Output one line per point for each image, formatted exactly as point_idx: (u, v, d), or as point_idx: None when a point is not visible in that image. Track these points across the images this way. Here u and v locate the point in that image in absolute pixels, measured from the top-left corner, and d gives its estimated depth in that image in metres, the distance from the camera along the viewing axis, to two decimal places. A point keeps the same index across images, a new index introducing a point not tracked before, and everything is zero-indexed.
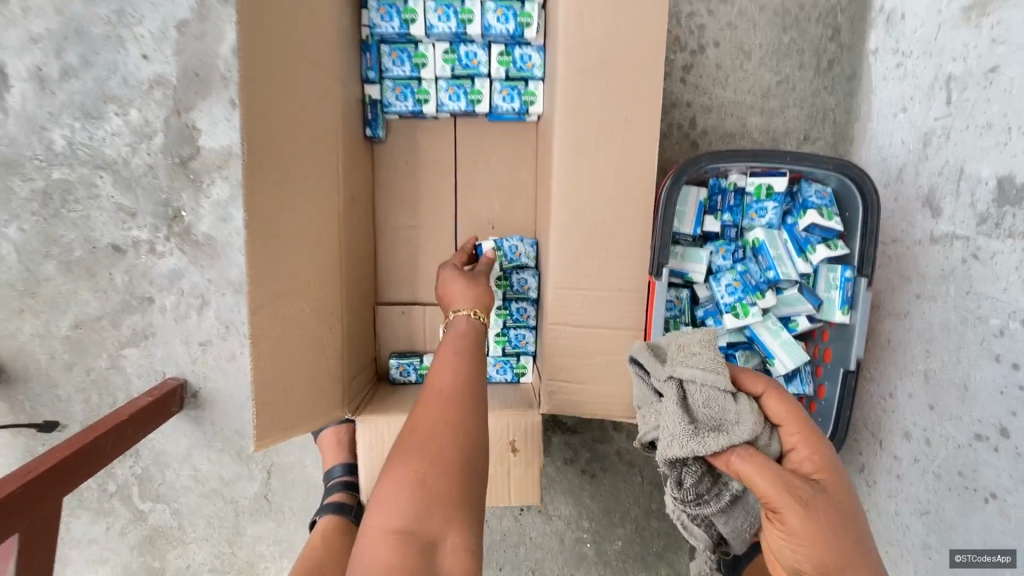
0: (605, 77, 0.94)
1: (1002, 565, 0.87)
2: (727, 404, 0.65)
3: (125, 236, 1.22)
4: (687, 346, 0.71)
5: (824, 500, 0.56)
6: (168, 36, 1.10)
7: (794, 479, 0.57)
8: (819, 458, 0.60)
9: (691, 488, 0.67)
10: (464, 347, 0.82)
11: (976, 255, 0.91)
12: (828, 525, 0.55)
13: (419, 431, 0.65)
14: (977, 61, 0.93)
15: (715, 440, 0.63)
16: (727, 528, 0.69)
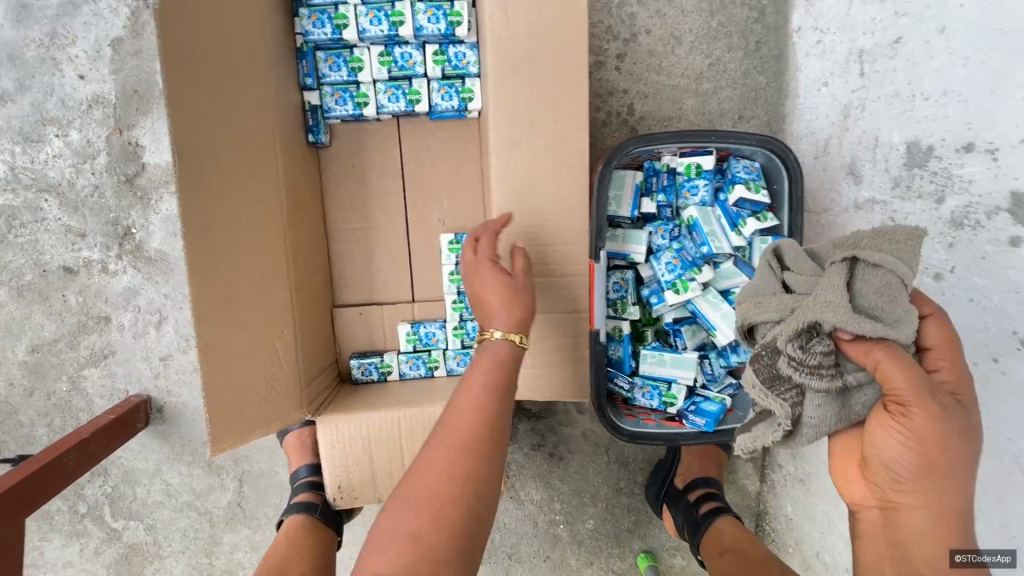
0: (532, 68, 0.97)
1: (1002, 566, 0.77)
2: (902, 299, 0.66)
3: (75, 257, 1.21)
4: (882, 238, 0.70)
5: (961, 416, 0.61)
6: (104, 55, 1.16)
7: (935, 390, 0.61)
8: (965, 382, 0.64)
9: (812, 356, 0.69)
10: (491, 377, 0.78)
11: (892, 218, 0.96)
12: (953, 437, 0.60)
13: (422, 473, 0.68)
14: (884, 33, 0.97)
15: (875, 327, 0.64)
16: (817, 408, 0.70)
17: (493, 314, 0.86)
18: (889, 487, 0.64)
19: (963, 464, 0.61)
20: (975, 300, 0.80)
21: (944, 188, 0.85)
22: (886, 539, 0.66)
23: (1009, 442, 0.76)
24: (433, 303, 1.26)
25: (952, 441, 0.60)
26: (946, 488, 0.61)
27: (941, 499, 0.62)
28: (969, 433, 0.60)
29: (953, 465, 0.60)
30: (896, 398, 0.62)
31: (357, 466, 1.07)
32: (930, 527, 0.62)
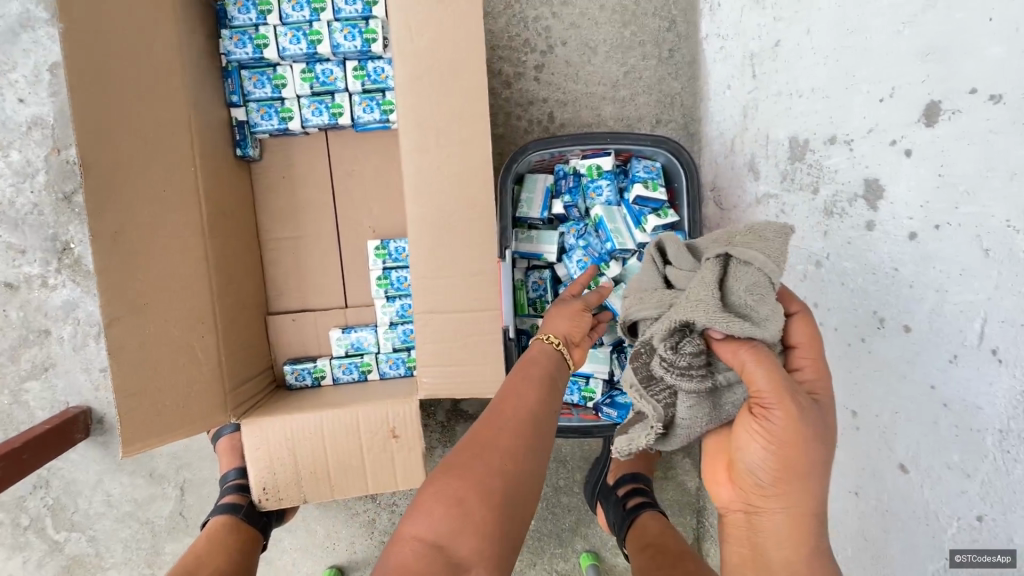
0: (435, 80, 1.02)
1: (1001, 568, 0.61)
2: (770, 298, 0.63)
3: (16, 273, 1.26)
4: (756, 232, 0.67)
5: (820, 417, 0.56)
6: (42, 80, 1.22)
7: (798, 389, 0.56)
8: (825, 380, 0.62)
9: (685, 356, 0.65)
10: (540, 374, 0.80)
11: (782, 210, 1.00)
12: (813, 439, 0.55)
13: (472, 445, 0.64)
14: (767, 37, 1.02)
15: (743, 325, 0.60)
16: (687, 408, 0.67)
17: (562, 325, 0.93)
18: (753, 493, 0.58)
19: (823, 466, 0.56)
20: (845, 283, 0.84)
21: (817, 179, 0.89)
22: (749, 544, 0.60)
23: (877, 418, 0.78)
24: (364, 309, 1.29)
25: (813, 442, 0.55)
26: (807, 493, 0.57)
27: (802, 504, 0.57)
28: (828, 434, 0.56)
29: (813, 467, 0.56)
30: (759, 398, 0.56)
31: (281, 467, 1.09)
32: (790, 534, 0.58)
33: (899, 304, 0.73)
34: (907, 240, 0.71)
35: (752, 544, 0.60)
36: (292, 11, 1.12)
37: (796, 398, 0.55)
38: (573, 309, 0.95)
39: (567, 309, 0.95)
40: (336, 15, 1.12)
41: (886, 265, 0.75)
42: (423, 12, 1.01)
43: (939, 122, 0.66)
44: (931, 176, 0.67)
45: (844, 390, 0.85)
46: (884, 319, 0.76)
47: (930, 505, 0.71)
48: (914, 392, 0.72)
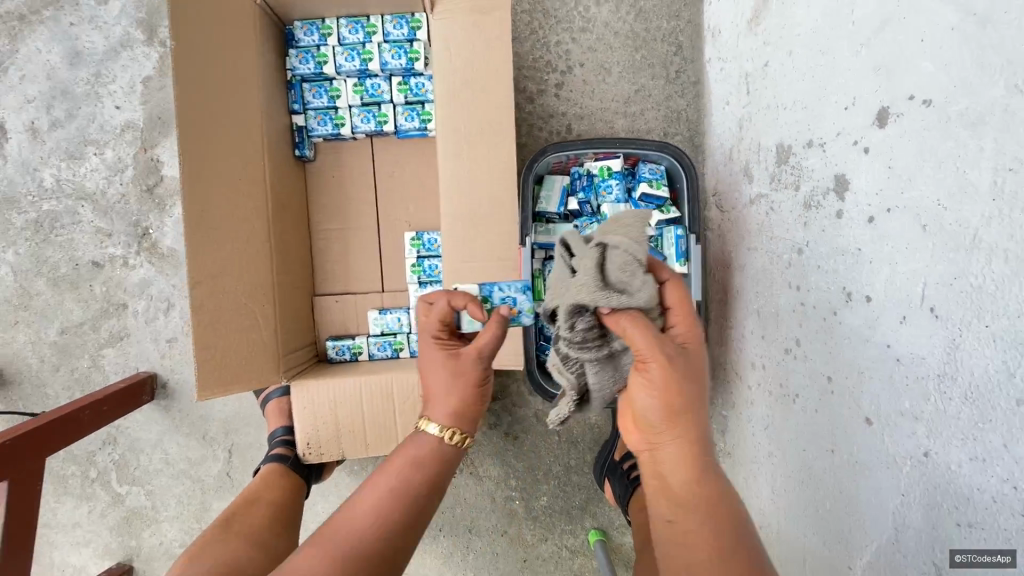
0: (469, 93, 1.20)
1: (1001, 567, 0.63)
2: (638, 274, 0.77)
3: (103, 253, 1.45)
4: (618, 222, 0.81)
5: (683, 361, 0.76)
6: (136, 91, 1.43)
7: (665, 342, 0.76)
8: (693, 333, 0.81)
9: (580, 332, 0.84)
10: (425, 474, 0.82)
11: (771, 208, 1.14)
12: (681, 378, 0.75)
13: (327, 538, 0.72)
14: (759, 59, 1.18)
15: (617, 299, 0.77)
16: (594, 373, 0.89)
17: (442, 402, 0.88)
18: (649, 430, 0.76)
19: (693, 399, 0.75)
20: (821, 266, 0.97)
21: (798, 178, 1.03)
22: (656, 477, 0.77)
23: (846, 381, 0.91)
24: (398, 294, 1.45)
25: (678, 380, 0.75)
26: (686, 423, 0.75)
27: (686, 433, 0.75)
28: (692, 372, 0.76)
29: (685, 400, 0.75)
30: (640, 356, 0.76)
31: (324, 425, 1.23)
32: (681, 457, 0.74)
33: (862, 279, 0.86)
34: (867, 224, 0.84)
35: (659, 475, 0.76)
36: (349, 34, 1.32)
37: (664, 348, 0.76)
38: (477, 384, 0.91)
39: (469, 386, 0.90)
40: (386, 38, 1.32)
41: (852, 246, 0.88)
42: (461, 35, 1.19)
43: (888, 124, 0.80)
44: (884, 169, 0.81)
45: (821, 359, 0.97)
46: (851, 293, 0.88)
47: (889, 450, 0.82)
48: (874, 352, 0.84)
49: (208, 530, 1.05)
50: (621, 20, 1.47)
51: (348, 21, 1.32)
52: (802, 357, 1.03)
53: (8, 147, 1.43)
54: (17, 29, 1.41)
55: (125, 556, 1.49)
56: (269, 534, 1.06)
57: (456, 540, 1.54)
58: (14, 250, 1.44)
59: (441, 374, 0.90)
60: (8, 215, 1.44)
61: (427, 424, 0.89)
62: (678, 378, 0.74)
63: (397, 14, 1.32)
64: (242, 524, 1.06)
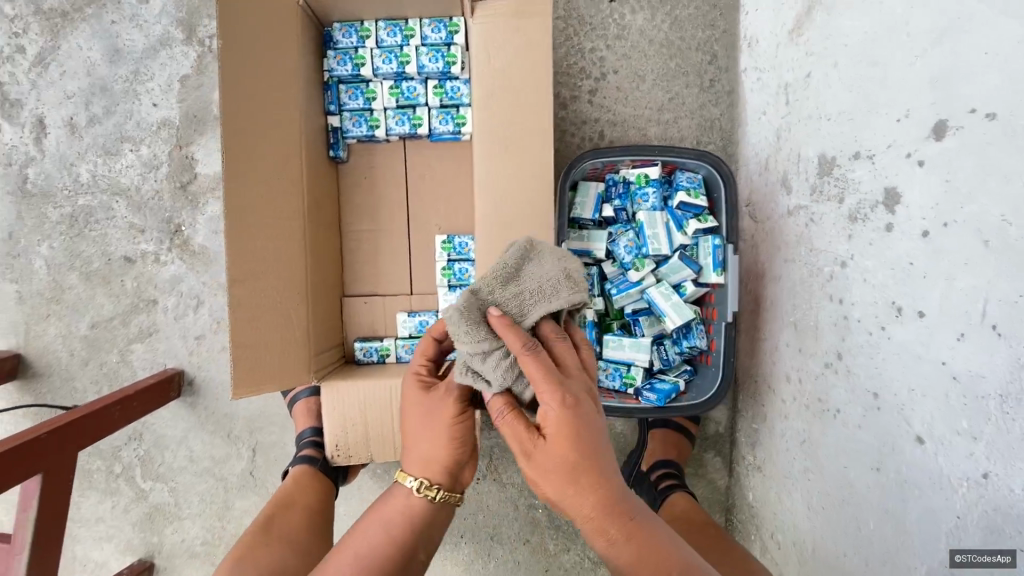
0: (507, 98, 1.20)
1: (1002, 567, 0.72)
2: (480, 359, 0.77)
3: (135, 249, 1.46)
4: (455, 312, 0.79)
5: (542, 451, 0.71)
6: (173, 89, 1.44)
7: (519, 434, 0.73)
8: (551, 412, 0.70)
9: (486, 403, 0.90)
10: (397, 531, 0.85)
11: (812, 220, 1.13)
12: (543, 470, 0.71)
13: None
14: (800, 69, 1.16)
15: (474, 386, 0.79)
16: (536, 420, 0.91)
17: (424, 452, 0.87)
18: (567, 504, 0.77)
19: (569, 487, 0.70)
20: (867, 279, 0.95)
21: (843, 191, 1.02)
22: None
23: (895, 397, 0.89)
24: (427, 296, 1.45)
25: (545, 471, 0.71)
26: (574, 510, 0.71)
27: (583, 518, 0.71)
28: (551, 463, 0.70)
29: (559, 491, 0.71)
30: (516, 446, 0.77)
31: (353, 427, 1.23)
32: (594, 536, 0.72)
33: (915, 293, 0.85)
34: (921, 238, 0.83)
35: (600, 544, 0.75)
36: (387, 36, 1.32)
37: (520, 441, 0.73)
38: (446, 430, 0.86)
39: (438, 431, 0.86)
40: (423, 41, 1.32)
41: (904, 260, 0.87)
42: (501, 39, 1.19)
43: (947, 137, 0.79)
44: (940, 182, 0.80)
45: (866, 374, 0.96)
46: (902, 308, 0.87)
47: (943, 470, 0.81)
48: (928, 369, 0.82)
49: (247, 533, 1.06)
50: (656, 27, 1.47)
51: (385, 24, 1.32)
52: (845, 372, 1.02)
53: (46, 142, 1.45)
54: (58, 25, 1.43)
55: (147, 553, 1.49)
56: (306, 538, 1.08)
57: (477, 547, 1.52)
58: (48, 244, 1.45)
59: (420, 420, 0.88)
60: (43, 209, 1.45)
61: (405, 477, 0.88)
62: (539, 472, 0.71)
63: (435, 18, 1.32)
64: (279, 528, 1.07)
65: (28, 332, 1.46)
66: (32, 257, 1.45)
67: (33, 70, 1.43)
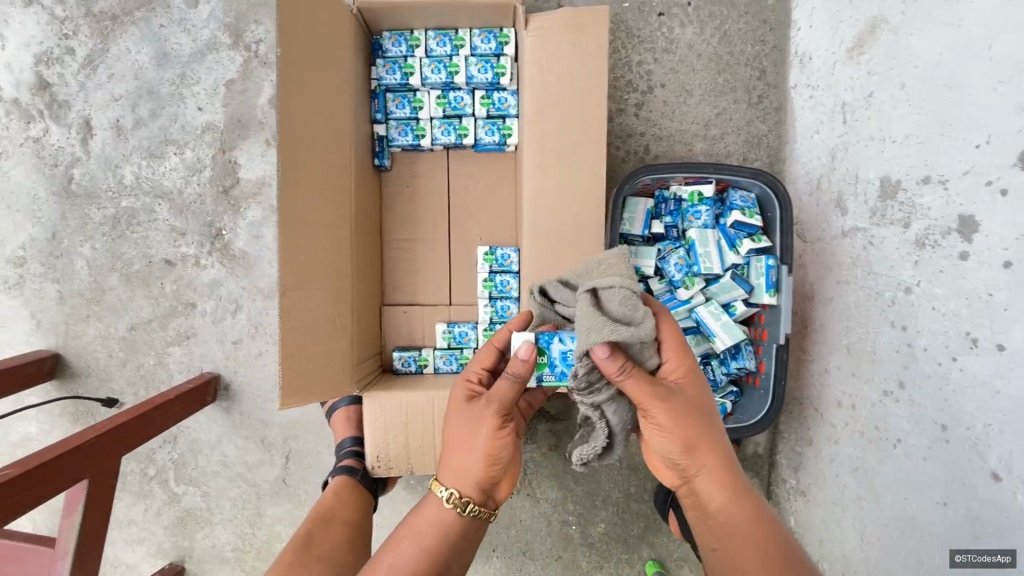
0: (560, 109, 1.18)
1: (1002, 566, 0.83)
2: (639, 304, 0.79)
3: (176, 252, 1.46)
4: (603, 264, 0.83)
5: (680, 397, 0.82)
6: (219, 93, 1.44)
7: (658, 387, 0.80)
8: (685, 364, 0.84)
9: (584, 376, 0.81)
10: (429, 546, 0.82)
11: (871, 242, 1.10)
12: (682, 415, 0.81)
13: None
14: (860, 89, 1.14)
15: (627, 334, 0.76)
16: (616, 409, 0.85)
17: (461, 464, 0.85)
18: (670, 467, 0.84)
19: (701, 429, 0.83)
20: (937, 308, 0.93)
21: (909, 216, 1.00)
22: (697, 503, 0.86)
23: (969, 430, 0.88)
24: (466, 307, 1.43)
25: (680, 417, 0.81)
26: (700, 454, 0.83)
27: (705, 463, 0.84)
28: (690, 406, 0.82)
29: (693, 433, 0.82)
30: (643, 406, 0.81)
31: (394, 440, 1.21)
32: (709, 482, 0.85)
33: (993, 325, 0.84)
34: (1003, 269, 0.83)
35: (698, 502, 0.86)
36: (436, 46, 1.32)
37: (660, 393, 0.80)
38: (483, 442, 0.83)
39: (474, 441, 0.84)
40: (473, 52, 1.31)
41: (980, 290, 0.86)
42: (555, 51, 1.17)
43: None
44: None
45: (933, 405, 0.94)
46: (977, 339, 0.86)
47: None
48: (1007, 404, 0.82)
49: (288, 548, 1.06)
50: (705, 42, 1.45)
51: (436, 34, 1.32)
52: (907, 402, 1.00)
53: (92, 143, 1.45)
54: (109, 28, 1.44)
55: (177, 557, 1.48)
56: (343, 556, 1.07)
57: (509, 562, 1.50)
58: (90, 245, 1.45)
59: (463, 428, 0.85)
60: (87, 210, 1.46)
61: (438, 487, 0.86)
62: (681, 416, 0.81)
63: (485, 28, 1.32)
64: (319, 543, 1.07)
65: (67, 332, 1.46)
66: (74, 258, 1.45)
67: (82, 72, 1.44)
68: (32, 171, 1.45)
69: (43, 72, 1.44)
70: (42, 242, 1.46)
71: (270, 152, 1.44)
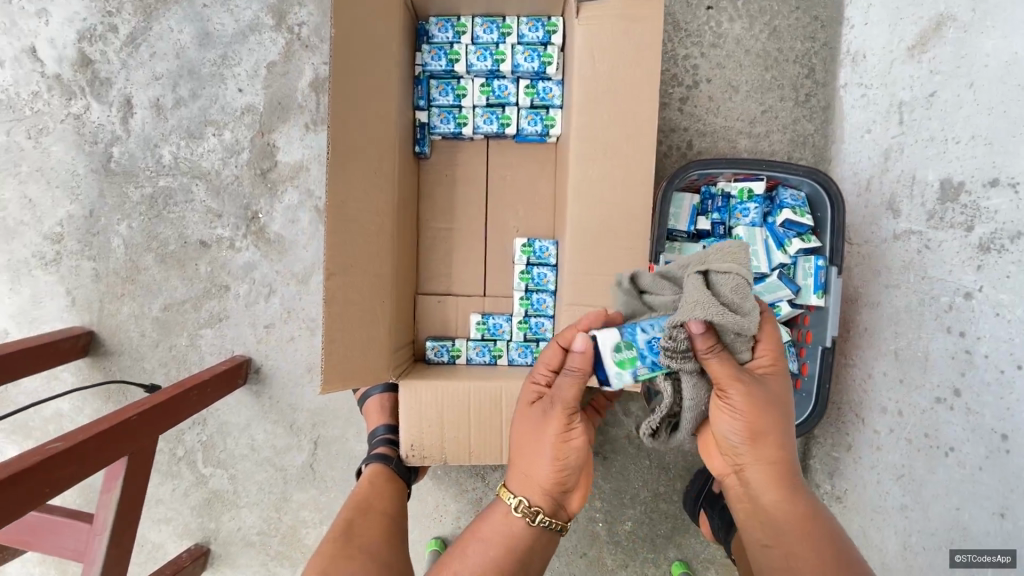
0: (609, 103, 1.16)
1: (1003, 565, 0.92)
2: (750, 295, 0.74)
3: (211, 234, 1.45)
4: (720, 248, 0.75)
5: (763, 388, 0.79)
6: (260, 75, 1.43)
7: (743, 374, 0.77)
8: (777, 358, 0.81)
9: (681, 340, 0.76)
10: (499, 555, 0.83)
11: (927, 246, 1.07)
12: (760, 405, 0.78)
13: None
14: (921, 88, 1.11)
15: (731, 318, 0.72)
16: (693, 387, 0.80)
17: (532, 472, 0.84)
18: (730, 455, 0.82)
19: (774, 424, 0.80)
20: (1001, 313, 0.94)
21: (974, 219, 0.99)
22: (747, 499, 0.84)
23: None
24: (501, 299, 1.42)
25: (758, 406, 0.78)
26: (767, 449, 0.81)
27: (768, 459, 0.81)
28: (772, 399, 0.79)
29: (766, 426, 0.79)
30: (722, 387, 0.79)
31: (429, 429, 1.20)
32: (765, 475, 0.81)
33: None
34: None
35: (748, 495, 0.83)
36: (483, 33, 1.30)
37: (742, 380, 0.77)
38: (549, 445, 0.82)
39: (540, 446, 0.83)
40: (520, 40, 1.29)
41: None
42: (607, 43, 1.15)
43: None
44: None
45: (992, 413, 0.94)
46: None
47: None
48: None
49: (328, 537, 1.05)
50: (754, 38, 1.42)
51: (482, 20, 1.30)
52: (964, 410, 0.98)
53: (132, 122, 1.45)
54: (152, 6, 1.43)
55: (203, 538, 1.48)
56: (386, 548, 1.06)
57: None
58: (127, 224, 1.45)
59: (534, 432, 0.84)
60: (125, 189, 1.46)
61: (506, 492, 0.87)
62: (759, 406, 0.78)
63: (534, 17, 1.30)
64: (360, 535, 1.06)
65: (102, 311, 1.46)
66: (111, 236, 1.45)
67: (124, 50, 1.44)
68: (71, 148, 1.45)
69: (86, 48, 1.44)
70: (80, 219, 1.46)
71: (309, 136, 1.43)
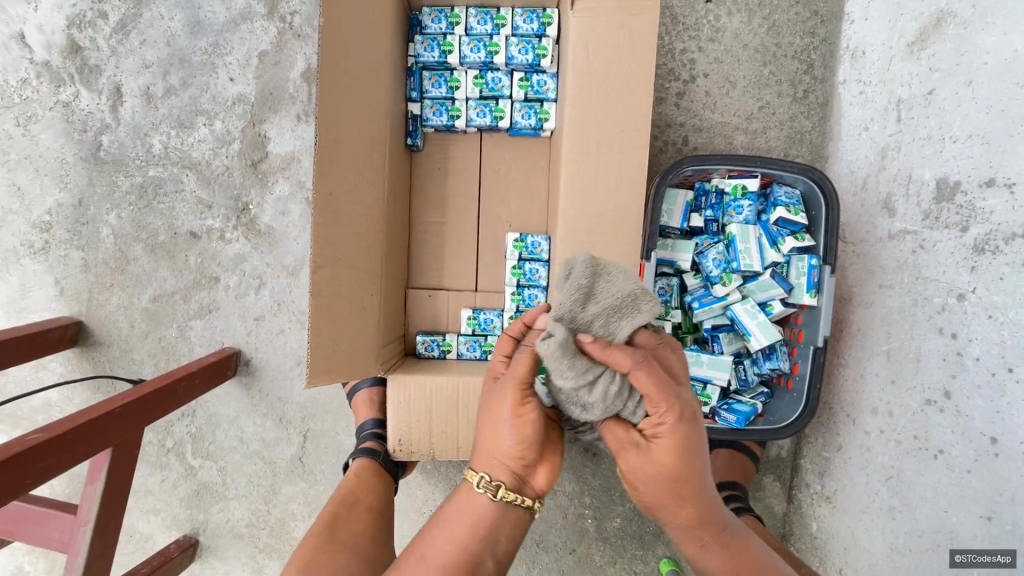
0: (603, 97, 1.14)
1: (1002, 565, 0.89)
2: (586, 394, 0.76)
3: (201, 225, 1.44)
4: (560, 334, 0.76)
5: (654, 454, 0.77)
6: (251, 64, 1.41)
7: (628, 441, 0.78)
8: (668, 425, 0.75)
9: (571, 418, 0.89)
10: (464, 532, 0.80)
11: (922, 246, 1.06)
12: (651, 471, 0.78)
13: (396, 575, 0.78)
14: (919, 85, 1.09)
15: (576, 414, 0.80)
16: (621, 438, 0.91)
17: (494, 450, 0.82)
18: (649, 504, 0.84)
19: (676, 486, 0.78)
20: (994, 316, 0.92)
21: (968, 219, 0.97)
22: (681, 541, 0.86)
23: None
24: (492, 294, 1.41)
25: (647, 472, 0.78)
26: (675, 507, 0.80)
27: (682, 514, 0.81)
28: (665, 465, 0.77)
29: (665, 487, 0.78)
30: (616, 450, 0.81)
31: (416, 424, 1.19)
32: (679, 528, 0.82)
33: None
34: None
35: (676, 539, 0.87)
36: (477, 24, 1.28)
37: (629, 448, 0.78)
38: (507, 421, 0.80)
39: (497, 420, 0.81)
40: (514, 32, 1.27)
41: None
42: (602, 35, 1.13)
43: None
44: None
45: (982, 416, 0.93)
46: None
47: None
48: None
49: (314, 529, 1.05)
50: (752, 32, 1.40)
51: (476, 11, 1.28)
52: (954, 412, 0.97)
53: (122, 111, 1.43)
54: None
55: (192, 529, 1.48)
56: (370, 543, 1.05)
57: (523, 552, 1.49)
58: (117, 214, 1.44)
59: (490, 413, 0.83)
60: (114, 178, 1.44)
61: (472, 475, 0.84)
62: (648, 473, 0.78)
63: (529, 8, 1.28)
64: (344, 530, 1.06)
65: (90, 301, 1.45)
66: (100, 226, 1.44)
67: (113, 37, 1.42)
68: (60, 136, 1.44)
69: (75, 35, 1.42)
70: (69, 208, 1.44)
71: (300, 127, 1.42)
